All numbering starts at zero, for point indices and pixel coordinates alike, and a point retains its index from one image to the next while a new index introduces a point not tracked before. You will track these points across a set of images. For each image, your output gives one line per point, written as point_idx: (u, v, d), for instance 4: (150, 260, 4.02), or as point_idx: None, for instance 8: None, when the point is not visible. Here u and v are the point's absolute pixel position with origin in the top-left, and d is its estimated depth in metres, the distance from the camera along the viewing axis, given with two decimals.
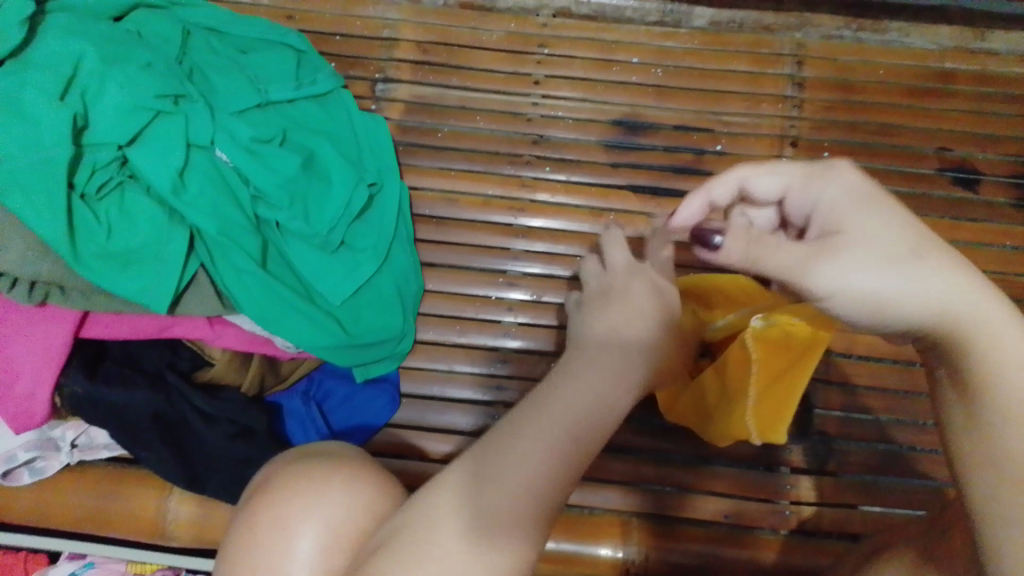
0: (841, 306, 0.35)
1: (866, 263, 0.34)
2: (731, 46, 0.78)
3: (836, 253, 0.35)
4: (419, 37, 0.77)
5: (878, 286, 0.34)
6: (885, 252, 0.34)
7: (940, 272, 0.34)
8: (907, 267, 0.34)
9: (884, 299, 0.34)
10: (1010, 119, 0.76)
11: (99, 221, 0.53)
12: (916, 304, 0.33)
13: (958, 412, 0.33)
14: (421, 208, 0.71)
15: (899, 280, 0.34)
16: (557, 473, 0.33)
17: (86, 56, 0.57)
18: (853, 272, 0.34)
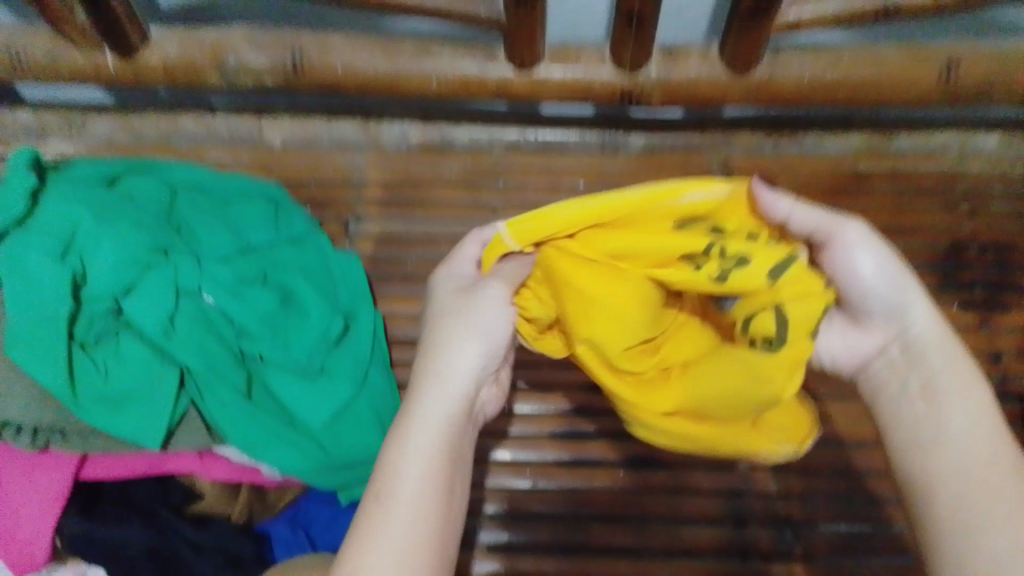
0: (848, 280, 0.51)
1: (888, 266, 0.50)
2: (666, 165, 0.86)
3: (867, 233, 0.50)
4: (387, 179, 0.85)
5: (906, 302, 0.51)
6: (902, 279, 0.51)
7: (932, 312, 0.51)
8: (909, 287, 0.51)
9: (896, 306, 0.51)
10: (926, 210, 0.84)
11: (98, 367, 0.60)
12: (917, 327, 0.51)
13: (922, 416, 0.49)
14: (395, 333, 0.78)
15: (908, 299, 0.51)
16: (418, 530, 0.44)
17: (85, 221, 0.64)
18: (871, 253, 0.50)
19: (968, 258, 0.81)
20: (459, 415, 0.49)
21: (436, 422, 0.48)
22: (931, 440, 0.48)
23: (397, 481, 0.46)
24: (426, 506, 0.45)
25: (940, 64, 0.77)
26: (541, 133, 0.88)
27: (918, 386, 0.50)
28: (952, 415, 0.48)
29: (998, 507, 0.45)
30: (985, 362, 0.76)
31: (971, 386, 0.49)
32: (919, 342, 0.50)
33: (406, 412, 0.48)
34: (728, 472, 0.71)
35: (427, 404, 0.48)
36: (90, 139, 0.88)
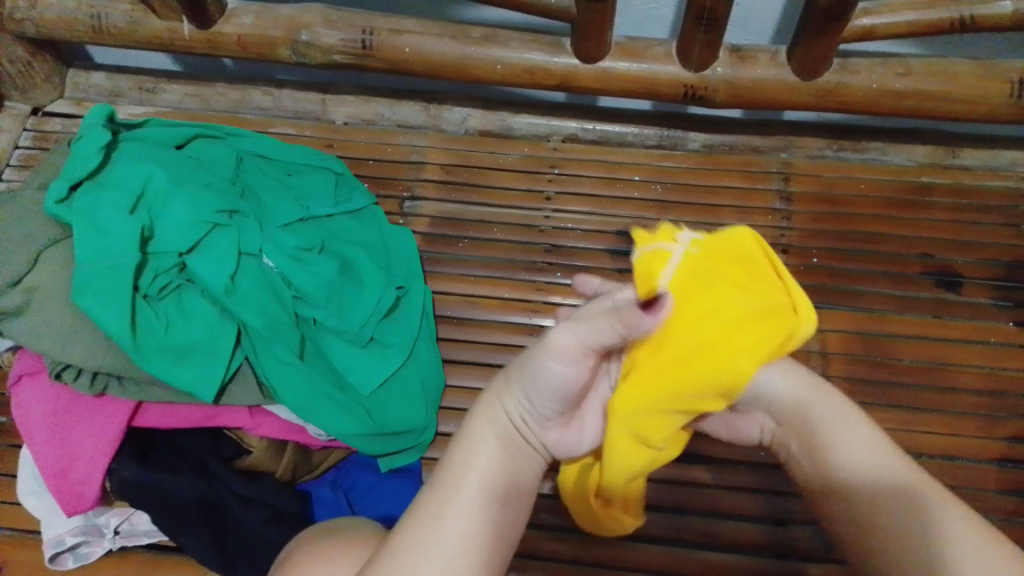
0: None
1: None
2: (724, 165, 0.86)
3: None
4: (444, 161, 0.86)
5: (753, 376, 0.46)
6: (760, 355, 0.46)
7: (792, 370, 0.46)
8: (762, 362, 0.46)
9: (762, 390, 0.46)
10: (988, 227, 0.82)
11: (160, 319, 0.61)
12: (778, 393, 0.46)
13: (820, 482, 0.43)
14: (444, 310, 0.78)
15: (761, 373, 0.46)
16: (475, 535, 0.39)
17: (155, 178, 0.66)
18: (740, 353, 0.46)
19: None
20: (510, 436, 0.43)
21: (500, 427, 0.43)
22: (838, 481, 0.41)
23: (457, 483, 0.41)
24: (483, 509, 0.40)
25: (1012, 78, 0.74)
26: (600, 125, 0.88)
27: (798, 446, 0.45)
28: (832, 459, 0.42)
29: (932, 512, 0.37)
30: None
31: (847, 419, 0.43)
32: (787, 409, 0.45)
33: (473, 418, 0.44)
34: (768, 472, 0.70)
35: (502, 409, 0.43)
36: (162, 105, 0.91)
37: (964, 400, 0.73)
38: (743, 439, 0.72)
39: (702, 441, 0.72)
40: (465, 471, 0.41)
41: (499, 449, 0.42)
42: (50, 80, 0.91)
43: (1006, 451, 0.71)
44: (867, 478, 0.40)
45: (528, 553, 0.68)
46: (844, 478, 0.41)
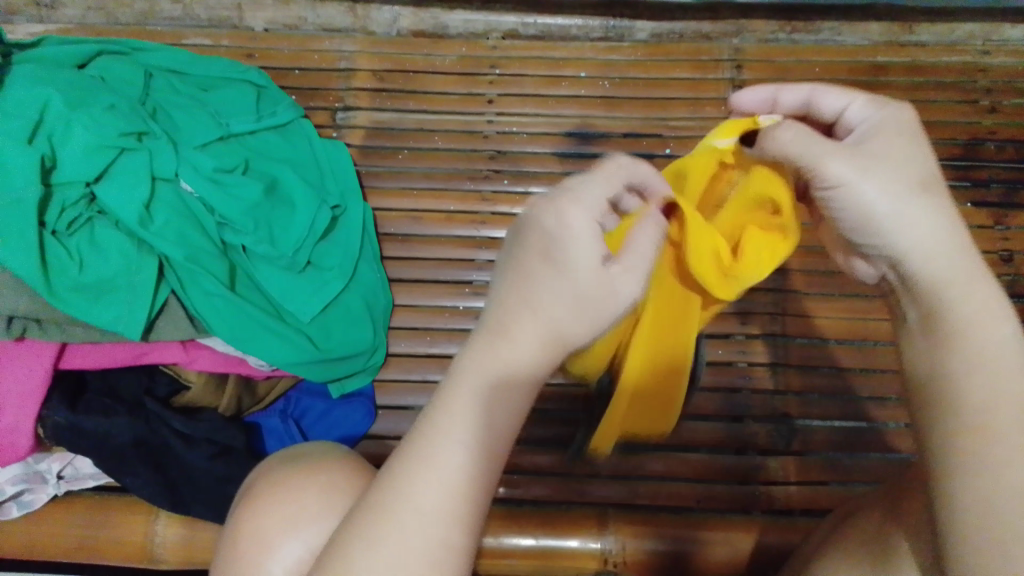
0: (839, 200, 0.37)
1: (912, 171, 0.36)
2: (673, 55, 0.81)
3: (911, 147, 0.37)
4: (376, 66, 0.81)
5: (877, 207, 0.36)
6: (941, 203, 0.36)
7: (935, 222, 0.35)
8: (921, 209, 0.35)
9: (883, 209, 0.35)
10: (945, 105, 0.79)
11: (72, 256, 0.57)
12: (902, 234, 0.35)
13: (920, 350, 0.35)
14: (386, 227, 0.75)
15: (905, 201, 0.35)
16: (468, 481, 0.31)
17: (52, 102, 0.60)
18: (898, 165, 0.36)
19: (985, 155, 0.77)
20: (559, 349, 0.34)
21: (520, 348, 0.33)
22: (955, 376, 0.33)
23: (453, 405, 0.32)
24: (478, 453, 0.32)
25: None
26: (541, 19, 0.83)
27: (917, 319, 0.36)
28: (924, 348, 0.35)
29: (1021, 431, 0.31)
30: (996, 262, 0.74)
31: (996, 321, 0.34)
32: (921, 255, 0.35)
33: (497, 319, 0.33)
34: (726, 369, 0.69)
35: (501, 353, 0.33)
36: (64, 22, 0.83)
37: None
38: (700, 338, 0.71)
39: None
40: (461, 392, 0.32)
41: (492, 419, 0.32)
42: None
43: None
44: (983, 391, 0.32)
45: None
46: (942, 389, 0.34)
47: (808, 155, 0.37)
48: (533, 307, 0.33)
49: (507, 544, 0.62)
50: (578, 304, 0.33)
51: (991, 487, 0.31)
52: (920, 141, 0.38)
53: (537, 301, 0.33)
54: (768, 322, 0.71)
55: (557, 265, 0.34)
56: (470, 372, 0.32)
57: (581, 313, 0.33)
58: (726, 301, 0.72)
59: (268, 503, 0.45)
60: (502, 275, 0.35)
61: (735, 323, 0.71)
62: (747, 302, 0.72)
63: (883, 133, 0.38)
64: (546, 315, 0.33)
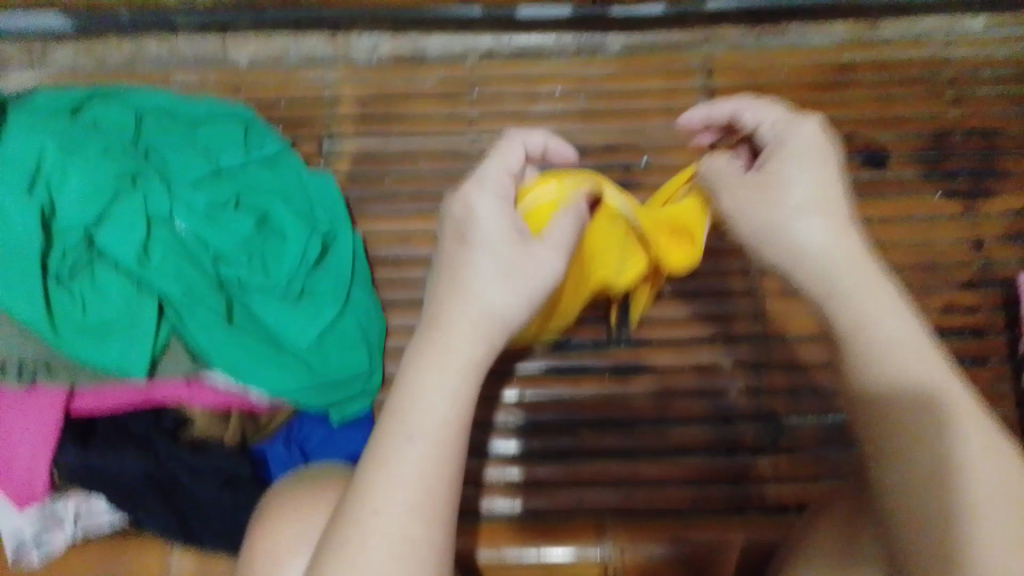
0: (748, 217, 0.48)
1: (814, 189, 0.46)
2: (647, 66, 0.83)
3: (815, 166, 0.47)
4: (359, 94, 0.83)
5: (775, 221, 0.46)
6: (833, 215, 0.45)
7: (824, 233, 0.45)
8: (816, 223, 0.45)
9: (781, 224, 0.46)
10: (912, 100, 0.81)
11: (76, 300, 0.60)
12: (802, 245, 0.45)
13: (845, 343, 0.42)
14: (377, 250, 0.77)
15: (796, 217, 0.46)
16: (429, 474, 0.36)
17: (48, 151, 0.63)
18: (797, 190, 0.46)
19: (953, 147, 0.80)
20: (495, 322, 0.40)
21: (455, 339, 0.39)
22: (871, 368, 0.41)
23: (408, 406, 0.37)
24: (439, 442, 0.37)
25: None
26: (515, 37, 0.85)
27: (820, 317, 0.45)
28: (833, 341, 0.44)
29: (926, 402, 0.39)
30: (966, 251, 0.77)
31: (886, 317, 0.41)
32: (820, 262, 0.44)
33: (436, 313, 0.40)
34: (714, 372, 0.71)
35: (441, 353, 0.39)
36: (52, 68, 0.85)
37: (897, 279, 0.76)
38: (687, 343, 0.72)
39: (646, 351, 0.72)
40: (414, 396, 0.37)
41: (442, 407, 0.37)
42: None
43: (937, 322, 0.75)
44: (893, 381, 0.40)
45: (490, 481, 0.69)
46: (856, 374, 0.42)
47: (722, 183, 0.51)
48: (462, 297, 0.40)
49: (509, 557, 0.67)
50: (500, 277, 0.41)
51: (900, 462, 0.39)
52: (830, 162, 0.47)
53: (464, 282, 0.41)
54: (751, 323, 0.72)
55: (472, 246, 0.42)
56: (418, 368, 0.38)
57: (507, 281, 0.41)
58: (710, 304, 0.73)
59: (270, 532, 0.47)
60: (440, 277, 0.42)
61: (721, 326, 0.73)
62: (730, 304, 0.73)
63: (780, 157, 0.48)
64: (480, 287, 0.41)
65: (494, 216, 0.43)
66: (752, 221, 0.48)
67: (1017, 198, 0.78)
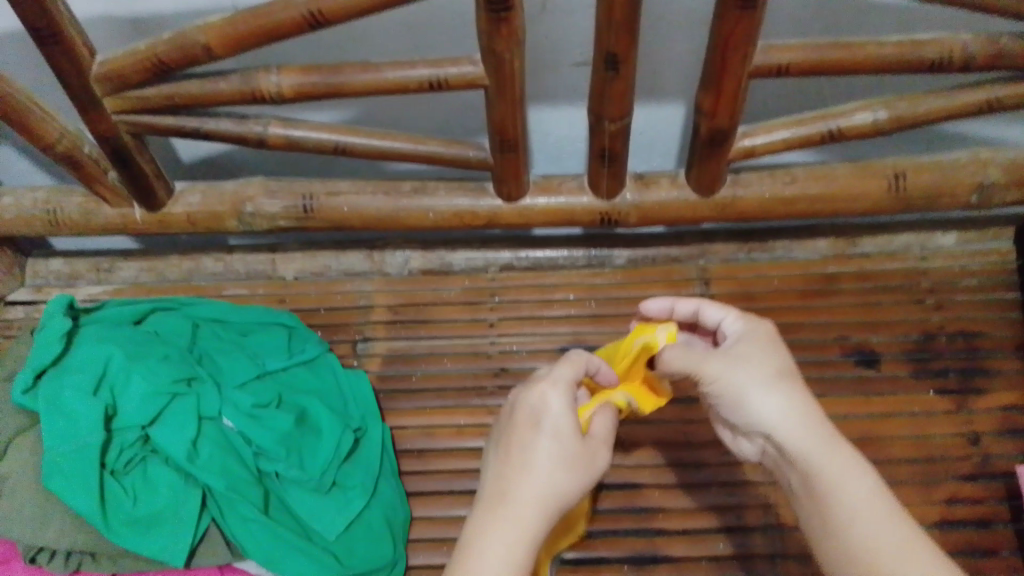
0: (717, 391, 0.56)
1: (772, 365, 0.55)
2: (649, 276, 0.93)
3: (768, 352, 0.56)
4: (390, 301, 0.92)
5: (744, 393, 0.54)
6: (791, 390, 0.54)
7: (784, 402, 0.54)
8: (774, 393, 0.54)
9: (747, 396, 0.54)
10: (894, 303, 0.88)
11: (128, 492, 0.65)
12: (766, 416, 0.54)
13: (846, 508, 0.51)
14: (404, 443, 0.83)
15: (760, 391, 0.54)
16: None
17: (116, 358, 0.70)
18: (759, 364, 0.55)
19: (939, 346, 0.86)
20: (548, 511, 0.49)
21: (511, 527, 0.48)
22: (849, 520, 0.51)
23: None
24: None
25: (888, 174, 0.80)
26: (531, 252, 0.94)
27: (824, 484, 0.52)
28: (838, 506, 0.51)
29: (887, 545, 0.49)
30: (964, 444, 0.82)
31: (859, 477, 0.52)
32: (781, 431, 0.53)
33: (498, 492, 0.49)
34: (728, 563, 0.73)
35: (497, 537, 0.47)
36: (119, 283, 0.96)
37: (895, 471, 0.81)
38: (699, 534, 0.75)
39: (662, 541, 0.75)
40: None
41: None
42: (10, 272, 0.94)
43: (943, 513, 0.79)
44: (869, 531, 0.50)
45: None
46: (849, 527, 0.51)
47: (691, 363, 0.57)
48: (525, 478, 0.49)
49: None
50: (555, 465, 0.50)
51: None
52: (779, 346, 0.57)
53: (525, 467, 0.50)
54: (762, 514, 0.75)
55: (538, 436, 0.51)
56: (482, 552, 0.47)
57: (562, 468, 0.50)
58: (723, 494, 0.76)
59: None
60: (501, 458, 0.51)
61: (732, 517, 0.75)
62: (741, 495, 0.76)
63: (746, 343, 0.57)
64: (537, 474, 0.49)
65: (550, 411, 0.52)
66: (721, 400, 0.56)
67: (1007, 393, 0.84)
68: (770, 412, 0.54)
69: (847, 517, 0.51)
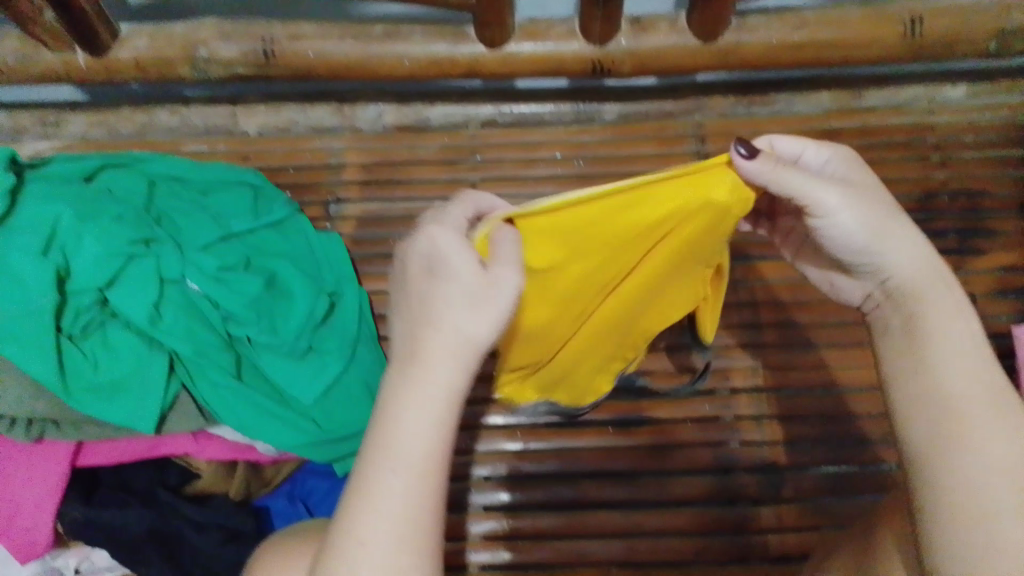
0: (834, 232, 0.47)
1: (880, 201, 0.47)
2: (640, 133, 0.87)
3: (868, 181, 0.48)
4: (364, 160, 0.86)
5: (869, 240, 0.47)
6: (901, 228, 0.47)
7: (905, 244, 0.47)
8: (893, 232, 0.47)
9: (865, 236, 0.47)
10: (895, 161, 0.84)
11: (87, 357, 0.61)
12: (889, 259, 0.47)
13: (938, 373, 0.45)
14: (381, 308, 0.79)
15: (888, 233, 0.47)
16: (413, 509, 0.40)
17: (65, 217, 0.64)
18: (879, 202, 0.47)
19: (939, 205, 0.82)
20: (467, 358, 0.42)
21: (421, 382, 0.41)
22: (937, 376, 0.45)
23: (390, 447, 0.40)
24: (419, 476, 0.40)
25: (905, 18, 0.73)
26: (515, 107, 0.89)
27: (902, 332, 0.47)
28: (915, 364, 0.46)
29: (971, 395, 0.44)
30: None
31: (956, 321, 0.46)
32: (903, 280, 0.47)
33: (405, 349, 0.43)
34: (714, 424, 0.72)
35: (412, 394, 0.41)
36: (69, 138, 0.89)
37: None
38: (685, 395, 0.73)
39: (647, 404, 0.73)
40: (394, 439, 0.40)
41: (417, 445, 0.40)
42: None
43: None
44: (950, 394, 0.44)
45: (494, 534, 0.70)
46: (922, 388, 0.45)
47: (800, 195, 0.45)
48: (435, 328, 0.42)
49: None
50: (466, 310, 0.42)
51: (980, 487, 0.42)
52: (872, 179, 0.48)
53: (429, 318, 0.43)
54: (749, 376, 0.74)
55: (434, 281, 0.44)
56: (391, 414, 0.41)
57: (474, 313, 0.42)
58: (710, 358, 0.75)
59: None
60: (404, 307, 0.45)
61: (720, 379, 0.74)
62: (728, 358, 0.75)
63: (848, 173, 0.48)
64: (444, 321, 0.42)
65: (451, 250, 0.44)
66: (857, 238, 0.46)
67: (1006, 254, 0.81)
68: (871, 242, 0.47)
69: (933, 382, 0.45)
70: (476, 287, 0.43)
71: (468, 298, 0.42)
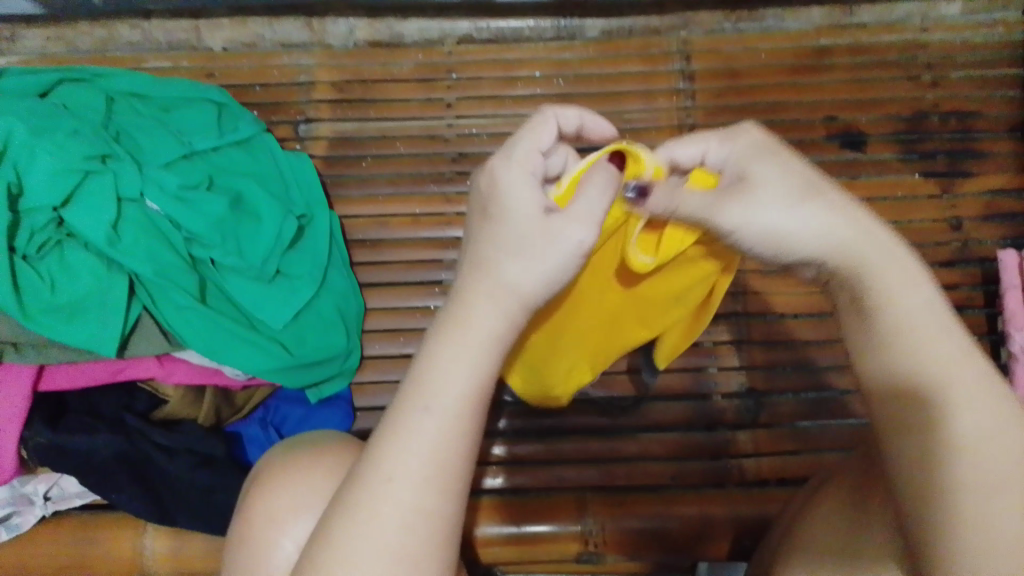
0: (754, 240, 0.39)
1: (795, 176, 0.40)
2: (624, 50, 0.83)
3: (769, 155, 0.41)
4: (335, 78, 0.82)
5: (780, 232, 0.39)
6: (828, 199, 0.39)
7: (822, 212, 0.39)
8: (818, 213, 0.38)
9: (778, 229, 0.39)
10: (886, 82, 0.81)
11: (44, 278, 0.58)
12: (817, 244, 0.39)
13: (910, 342, 0.37)
14: (354, 233, 0.77)
15: (807, 216, 0.38)
16: (449, 463, 0.34)
17: (15, 129, 0.61)
18: (775, 182, 0.39)
19: (929, 127, 0.80)
20: (518, 306, 0.36)
21: (464, 328, 0.35)
22: (906, 343, 0.37)
23: (428, 395, 0.35)
24: (458, 423, 0.34)
25: None
26: (493, 23, 0.84)
27: (862, 307, 0.39)
28: (876, 337, 0.38)
29: (951, 371, 0.36)
30: (947, 229, 0.78)
31: (913, 285, 0.38)
32: (841, 257, 0.39)
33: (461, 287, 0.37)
34: (692, 350, 0.71)
35: (460, 336, 0.35)
36: (24, 53, 0.84)
37: None
38: None
39: None
40: (428, 386, 0.35)
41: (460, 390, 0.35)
42: None
43: None
44: (932, 359, 0.36)
45: (480, 459, 0.69)
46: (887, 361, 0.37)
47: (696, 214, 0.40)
48: (487, 272, 0.36)
49: (489, 533, 0.63)
50: (520, 257, 0.36)
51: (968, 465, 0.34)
52: (782, 151, 0.41)
53: (484, 262, 0.36)
54: (730, 301, 0.72)
55: (491, 223, 0.37)
56: (436, 361, 0.35)
57: (527, 263, 0.35)
58: None
59: (264, 501, 0.46)
60: (468, 248, 0.38)
61: None
62: None
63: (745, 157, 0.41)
64: (501, 268, 0.36)
65: (522, 186, 0.37)
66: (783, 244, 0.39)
67: (994, 177, 0.79)
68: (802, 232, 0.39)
69: (895, 356, 0.37)
70: (532, 237, 0.36)
71: (524, 253, 0.36)
